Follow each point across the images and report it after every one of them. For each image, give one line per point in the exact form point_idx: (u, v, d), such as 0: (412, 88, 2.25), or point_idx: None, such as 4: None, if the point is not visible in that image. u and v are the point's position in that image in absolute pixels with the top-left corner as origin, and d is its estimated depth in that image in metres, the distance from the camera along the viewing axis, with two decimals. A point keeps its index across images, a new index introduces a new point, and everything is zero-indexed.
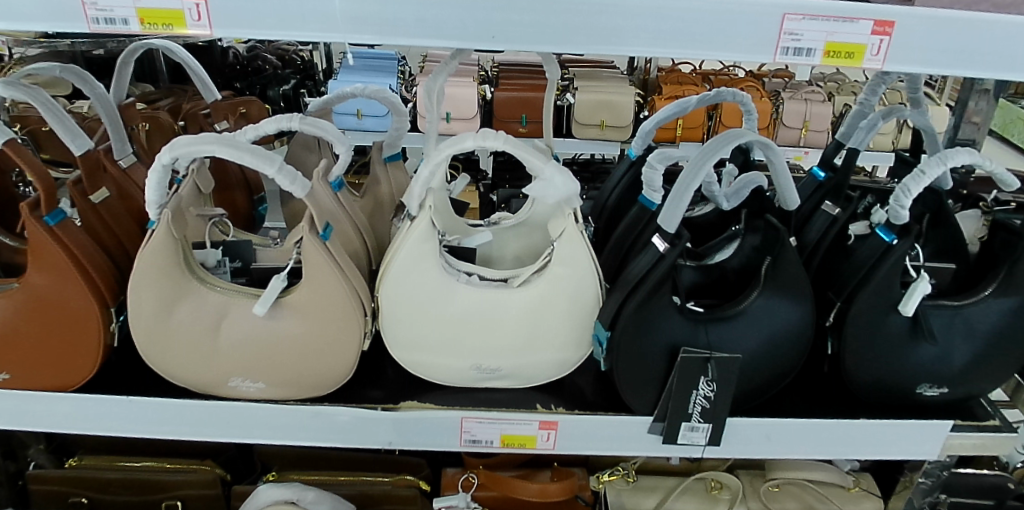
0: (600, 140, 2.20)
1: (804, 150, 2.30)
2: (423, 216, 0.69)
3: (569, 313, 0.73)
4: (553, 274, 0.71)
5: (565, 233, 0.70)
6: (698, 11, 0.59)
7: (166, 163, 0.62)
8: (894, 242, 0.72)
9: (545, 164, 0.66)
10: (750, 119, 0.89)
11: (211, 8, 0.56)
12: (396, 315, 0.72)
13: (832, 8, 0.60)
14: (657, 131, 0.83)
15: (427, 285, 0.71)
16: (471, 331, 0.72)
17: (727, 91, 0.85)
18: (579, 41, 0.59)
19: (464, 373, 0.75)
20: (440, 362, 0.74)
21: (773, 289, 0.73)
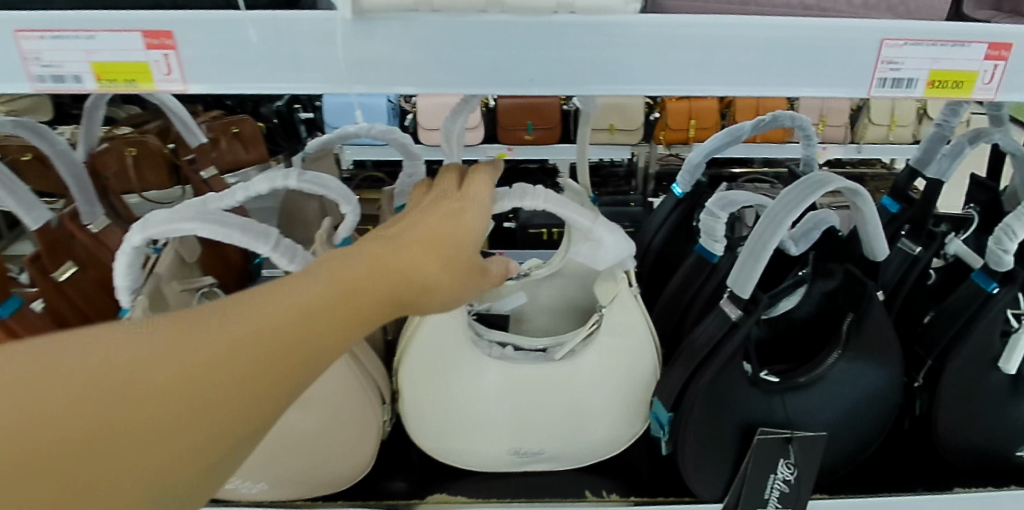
0: (610, 145, 2.10)
1: (821, 146, 2.20)
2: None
3: (621, 385, 0.62)
4: (601, 343, 0.61)
5: (616, 298, 0.61)
6: (780, 39, 0.48)
7: (137, 245, 0.51)
8: (996, 291, 0.62)
9: (596, 224, 0.55)
10: (810, 144, 0.78)
11: (182, 58, 0.45)
12: (421, 401, 0.61)
13: (943, 29, 0.49)
14: (706, 165, 0.73)
15: (457, 366, 0.60)
16: (509, 415, 0.61)
17: (785, 114, 0.75)
18: (636, 80, 0.48)
19: (501, 460, 0.64)
20: (474, 450, 0.64)
21: (858, 350, 0.62)
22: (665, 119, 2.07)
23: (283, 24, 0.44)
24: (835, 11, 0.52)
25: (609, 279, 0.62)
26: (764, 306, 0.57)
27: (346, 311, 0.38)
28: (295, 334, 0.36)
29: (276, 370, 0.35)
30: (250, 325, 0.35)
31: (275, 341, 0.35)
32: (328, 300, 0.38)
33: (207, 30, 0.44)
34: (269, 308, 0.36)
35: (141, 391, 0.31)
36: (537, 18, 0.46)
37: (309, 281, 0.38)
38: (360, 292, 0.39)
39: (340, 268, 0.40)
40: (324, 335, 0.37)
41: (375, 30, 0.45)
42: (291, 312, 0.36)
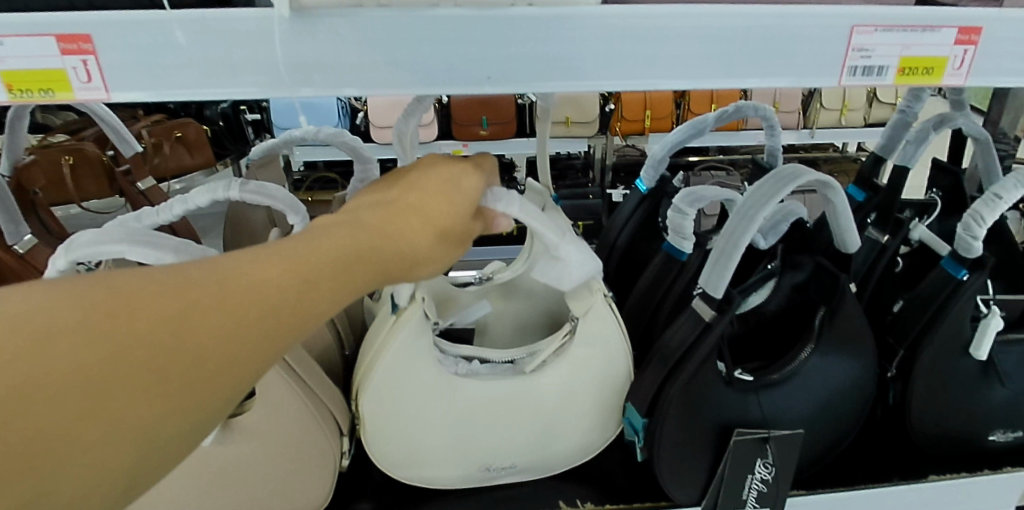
0: (568, 138, 2.09)
1: None
2: (415, 307, 0.54)
3: (593, 395, 0.60)
4: (574, 354, 0.59)
5: (591, 309, 0.58)
6: (750, 29, 0.46)
7: (64, 269, 0.47)
8: (965, 278, 0.62)
9: (562, 241, 0.52)
10: (773, 134, 0.77)
11: (101, 64, 0.40)
12: (388, 425, 0.58)
13: (910, 15, 0.49)
14: (669, 159, 0.71)
15: (424, 385, 0.57)
16: (480, 428, 0.59)
17: (747, 105, 0.73)
18: (604, 76, 0.46)
19: (473, 476, 0.62)
20: (445, 468, 0.61)
21: (831, 345, 0.61)
22: (621, 109, 2.07)
23: (214, 23, 0.40)
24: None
25: (584, 288, 0.58)
26: (739, 304, 0.56)
27: (325, 288, 0.35)
28: (266, 310, 0.32)
29: (243, 345, 0.31)
30: (218, 294, 0.31)
31: (245, 315, 0.31)
32: (304, 275, 0.34)
33: (131, 30, 0.40)
34: (237, 279, 0.32)
35: (85, 337, 0.28)
36: (495, 11, 0.43)
37: (284, 252, 0.35)
38: (341, 267, 0.36)
39: (319, 240, 0.36)
40: (299, 314, 0.33)
41: (318, 28, 0.41)
42: (260, 286, 0.32)
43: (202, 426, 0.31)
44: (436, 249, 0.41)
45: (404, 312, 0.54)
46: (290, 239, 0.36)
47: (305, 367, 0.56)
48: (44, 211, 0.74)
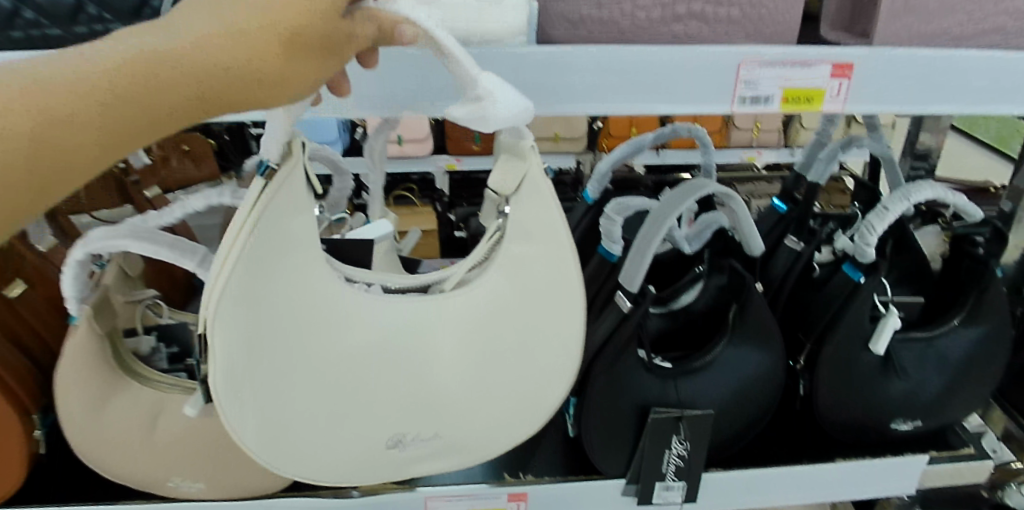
0: (557, 154, 2.18)
1: (758, 151, 2.30)
2: (268, 190, 0.46)
3: (519, 338, 0.56)
4: (512, 255, 0.55)
5: (526, 177, 0.53)
6: (649, 65, 0.56)
7: (82, 258, 0.57)
8: (863, 281, 0.70)
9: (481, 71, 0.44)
10: (708, 154, 0.86)
11: None
12: (242, 387, 0.49)
13: (790, 54, 0.58)
14: (611, 174, 0.80)
15: (291, 325, 0.50)
16: (370, 395, 0.56)
17: (682, 127, 0.83)
18: (527, 101, 0.56)
19: (371, 449, 0.58)
20: (319, 442, 0.56)
21: (742, 337, 0.70)
22: (608, 128, 2.17)
23: None
24: (699, 38, 0.61)
25: (516, 156, 0.54)
26: (653, 298, 0.65)
27: (167, 111, 0.38)
28: (107, 134, 0.37)
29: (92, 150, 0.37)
30: (70, 107, 0.35)
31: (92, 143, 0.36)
32: (143, 101, 0.37)
33: None
34: (79, 104, 0.35)
35: None
36: None
37: (115, 61, 0.36)
38: (180, 92, 0.37)
39: (142, 45, 0.36)
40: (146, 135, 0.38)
41: None
42: (98, 110, 0.36)
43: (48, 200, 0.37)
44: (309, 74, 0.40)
45: (274, 175, 0.46)
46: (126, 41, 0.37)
47: None
48: (59, 215, 0.73)
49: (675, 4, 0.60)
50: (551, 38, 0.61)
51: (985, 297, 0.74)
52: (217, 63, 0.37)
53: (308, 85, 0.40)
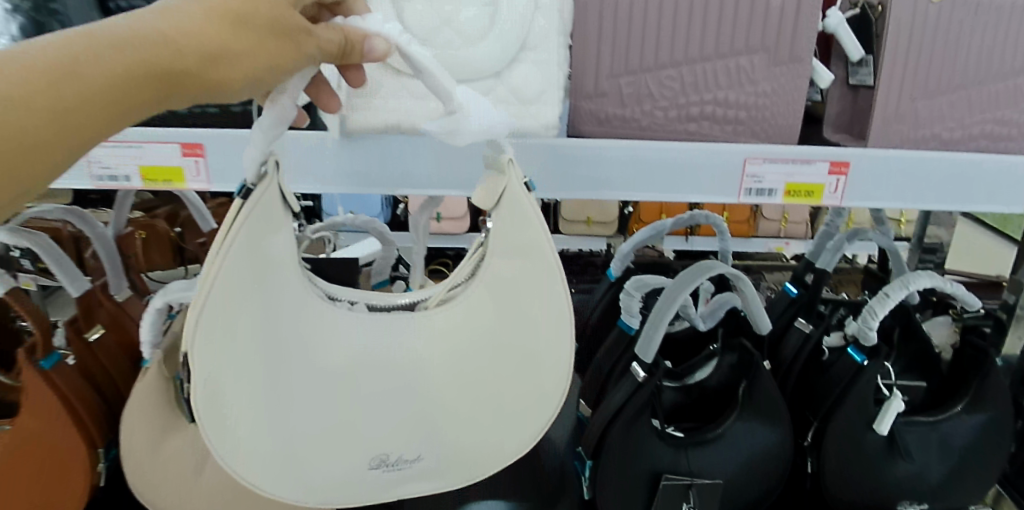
0: (588, 236, 2.23)
1: (784, 241, 2.28)
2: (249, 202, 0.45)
3: (495, 352, 0.56)
4: (495, 268, 0.58)
5: (507, 191, 0.53)
6: (666, 160, 0.64)
7: (159, 306, 0.65)
8: (865, 363, 0.75)
9: (454, 88, 0.50)
10: (724, 240, 0.93)
11: (208, 164, 0.59)
12: (232, 422, 0.46)
13: (791, 152, 0.65)
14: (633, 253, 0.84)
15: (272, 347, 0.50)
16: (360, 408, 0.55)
17: (700, 214, 0.90)
18: (560, 187, 0.64)
19: (357, 475, 0.56)
20: (311, 474, 0.53)
21: (752, 413, 0.74)
22: (637, 213, 2.23)
23: (288, 141, 0.59)
24: (710, 136, 0.69)
25: (495, 171, 0.54)
26: (666, 368, 0.70)
27: (128, 90, 0.42)
28: (69, 112, 0.40)
29: (72, 129, 0.40)
30: (44, 83, 0.39)
31: (51, 120, 0.39)
32: (105, 83, 0.41)
33: (236, 147, 0.59)
34: (38, 83, 0.38)
35: None
36: None
37: (71, 46, 0.40)
38: (138, 72, 0.42)
39: (106, 36, 0.41)
40: (109, 116, 0.42)
41: (356, 148, 0.60)
42: (60, 91, 0.39)
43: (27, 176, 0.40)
44: (271, 56, 0.46)
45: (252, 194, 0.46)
46: (74, 32, 0.41)
47: None
48: (135, 271, 0.80)
49: (688, 106, 0.68)
50: (580, 132, 0.69)
51: (986, 383, 0.78)
52: (183, 45, 0.43)
53: (264, 68, 0.46)
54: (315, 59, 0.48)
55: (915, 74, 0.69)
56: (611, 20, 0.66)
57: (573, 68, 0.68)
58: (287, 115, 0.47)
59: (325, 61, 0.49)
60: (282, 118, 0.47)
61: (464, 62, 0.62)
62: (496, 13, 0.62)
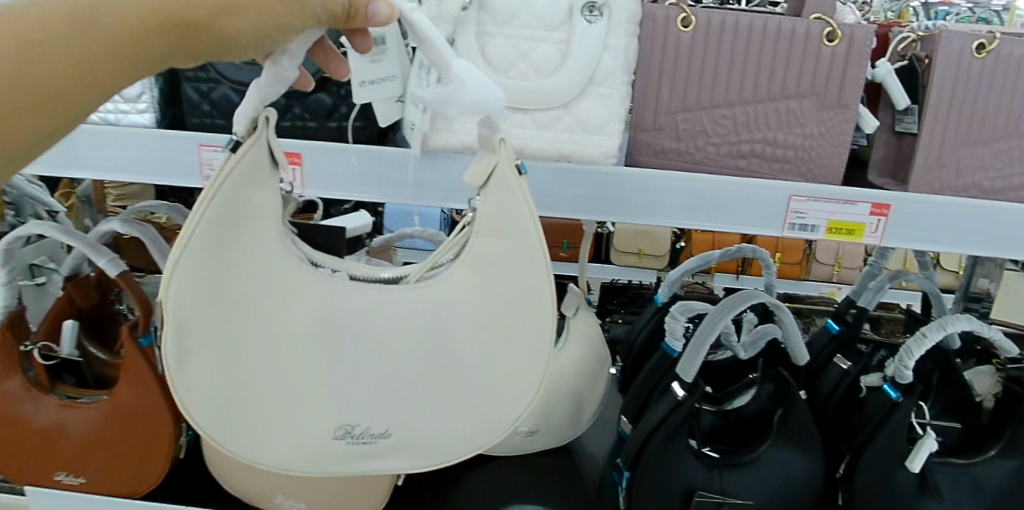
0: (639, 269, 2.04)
1: (838, 286, 2.06)
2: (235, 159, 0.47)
3: (478, 329, 0.52)
4: (480, 247, 0.53)
5: (497, 170, 0.52)
6: (717, 192, 0.69)
7: None
8: (900, 399, 0.76)
9: (452, 61, 0.50)
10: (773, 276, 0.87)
11: (304, 172, 0.66)
12: (193, 363, 0.47)
13: (835, 193, 0.70)
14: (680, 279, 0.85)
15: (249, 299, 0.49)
16: (330, 379, 0.51)
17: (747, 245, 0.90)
18: (616, 212, 0.69)
19: (321, 445, 0.52)
20: (272, 436, 0.50)
21: (785, 439, 0.76)
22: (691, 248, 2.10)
23: (374, 154, 0.66)
24: (758, 172, 0.74)
25: (489, 150, 0.53)
26: (705, 389, 0.73)
27: (139, 38, 0.43)
28: (85, 57, 0.41)
29: (93, 74, 0.42)
30: (65, 28, 0.41)
31: (67, 62, 0.41)
32: (118, 30, 0.42)
33: (329, 158, 0.66)
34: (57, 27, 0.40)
35: None
36: (551, 165, 0.69)
37: None
38: (150, 22, 0.43)
39: None
40: (120, 63, 0.43)
41: (434, 164, 0.67)
42: (76, 36, 0.41)
43: (52, 118, 0.42)
44: (272, 11, 0.45)
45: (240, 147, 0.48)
46: None
47: None
48: None
49: (739, 143, 0.74)
50: (637, 162, 0.75)
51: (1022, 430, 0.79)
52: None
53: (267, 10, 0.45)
54: (318, 21, 0.47)
55: (957, 124, 0.73)
56: (671, 63, 0.72)
57: (634, 104, 0.74)
58: (283, 75, 0.48)
59: (330, 24, 0.47)
60: (279, 77, 0.47)
61: (538, 93, 0.69)
62: (568, 51, 0.69)
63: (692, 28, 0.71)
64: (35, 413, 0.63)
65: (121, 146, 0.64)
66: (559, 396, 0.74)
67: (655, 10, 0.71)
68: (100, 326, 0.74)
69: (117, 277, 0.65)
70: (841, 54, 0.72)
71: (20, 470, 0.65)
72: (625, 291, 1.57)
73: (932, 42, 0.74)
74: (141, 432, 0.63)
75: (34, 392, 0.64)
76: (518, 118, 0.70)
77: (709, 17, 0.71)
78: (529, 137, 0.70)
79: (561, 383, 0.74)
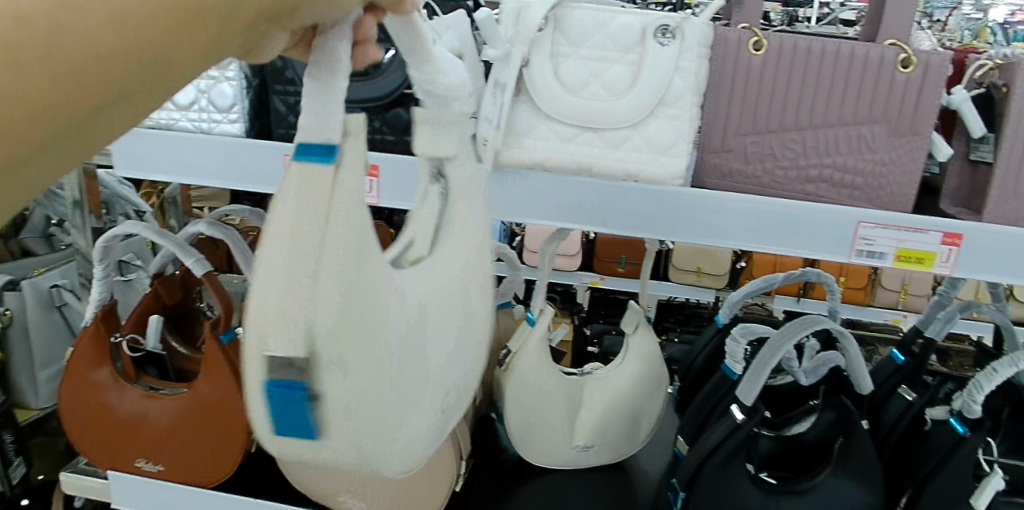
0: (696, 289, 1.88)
1: (905, 315, 1.98)
2: (353, 163, 0.35)
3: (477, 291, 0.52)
4: (459, 215, 0.51)
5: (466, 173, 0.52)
6: (783, 215, 0.69)
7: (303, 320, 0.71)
8: (967, 434, 0.74)
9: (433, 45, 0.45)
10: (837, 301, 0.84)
11: (380, 183, 0.69)
12: (352, 403, 0.38)
13: (908, 221, 0.68)
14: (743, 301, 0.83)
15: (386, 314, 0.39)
16: (437, 369, 0.45)
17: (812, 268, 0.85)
18: (681, 231, 0.70)
19: (434, 435, 0.47)
20: (408, 435, 0.43)
21: (846, 469, 0.74)
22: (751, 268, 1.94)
23: None
24: (827, 198, 0.74)
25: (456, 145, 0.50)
26: (765, 414, 0.72)
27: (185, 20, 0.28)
28: (118, 52, 0.26)
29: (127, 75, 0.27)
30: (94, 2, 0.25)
31: (112, 50, 0.26)
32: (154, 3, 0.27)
33: (407, 169, 0.68)
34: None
35: None
36: (619, 184, 0.70)
37: None
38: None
39: None
40: (161, 72, 0.28)
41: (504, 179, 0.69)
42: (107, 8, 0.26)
43: (65, 140, 0.26)
44: None
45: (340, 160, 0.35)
46: None
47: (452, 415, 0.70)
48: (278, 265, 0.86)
49: (808, 168, 0.73)
50: (703, 183, 0.76)
51: None
52: None
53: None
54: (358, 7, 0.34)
55: None
56: (740, 86, 0.73)
57: (702, 126, 0.75)
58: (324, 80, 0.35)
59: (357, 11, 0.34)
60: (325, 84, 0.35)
61: (608, 112, 0.70)
62: (640, 72, 0.70)
63: (763, 51, 0.71)
64: (121, 403, 0.67)
65: (213, 152, 0.67)
66: (616, 412, 0.75)
67: (727, 33, 0.72)
68: (179, 322, 0.77)
69: (204, 277, 0.69)
70: (916, 79, 0.70)
71: (101, 457, 0.69)
72: (682, 310, 1.55)
73: (1012, 69, 0.72)
74: (218, 426, 0.66)
75: (121, 382, 0.68)
76: (589, 137, 0.72)
77: (782, 41, 0.71)
78: (599, 155, 0.72)
79: (617, 399, 0.75)
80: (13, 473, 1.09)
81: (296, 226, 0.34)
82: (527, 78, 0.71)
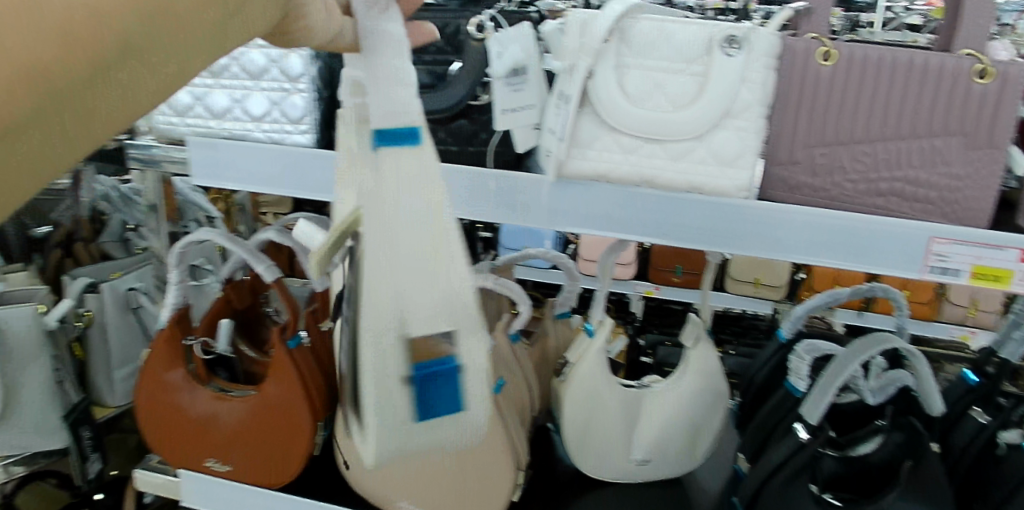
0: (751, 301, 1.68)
1: (972, 330, 1.70)
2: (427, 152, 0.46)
3: None
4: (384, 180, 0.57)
5: None
6: (850, 228, 0.67)
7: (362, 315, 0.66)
8: None
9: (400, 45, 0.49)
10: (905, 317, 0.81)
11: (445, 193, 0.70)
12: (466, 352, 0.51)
13: (985, 236, 0.66)
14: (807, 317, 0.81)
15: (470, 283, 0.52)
16: None
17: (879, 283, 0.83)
18: (746, 243, 0.69)
19: None
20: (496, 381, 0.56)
21: (915, 493, 0.71)
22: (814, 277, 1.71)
23: (513, 178, 0.69)
24: (898, 212, 0.72)
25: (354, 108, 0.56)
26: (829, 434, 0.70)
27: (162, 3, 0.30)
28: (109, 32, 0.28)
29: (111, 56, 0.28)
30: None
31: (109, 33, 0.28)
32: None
33: (471, 180, 0.70)
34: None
35: None
36: (683, 195, 0.69)
37: None
38: None
39: None
40: (152, 44, 0.30)
41: (567, 190, 0.70)
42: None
43: (59, 117, 0.27)
44: None
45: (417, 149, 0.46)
46: None
47: (511, 421, 0.70)
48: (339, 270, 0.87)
49: (878, 181, 0.71)
50: (768, 196, 0.75)
51: None
52: None
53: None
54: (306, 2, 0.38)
55: None
56: (807, 97, 0.71)
57: (768, 139, 0.73)
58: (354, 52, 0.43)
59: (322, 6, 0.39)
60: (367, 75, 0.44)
61: (672, 124, 0.70)
62: (705, 83, 0.70)
63: (832, 62, 0.70)
64: (192, 403, 0.69)
65: (270, 161, 0.69)
66: (675, 426, 0.74)
67: (794, 43, 0.71)
68: (247, 326, 0.80)
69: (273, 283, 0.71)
70: (993, 92, 0.67)
71: (173, 454, 0.71)
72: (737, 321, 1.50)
73: None
74: (285, 428, 0.68)
75: (193, 383, 0.70)
76: (652, 149, 0.71)
77: (852, 51, 0.70)
78: (662, 167, 0.71)
79: (677, 413, 0.74)
80: (89, 469, 1.12)
81: (399, 210, 0.46)
82: (590, 90, 0.71)
